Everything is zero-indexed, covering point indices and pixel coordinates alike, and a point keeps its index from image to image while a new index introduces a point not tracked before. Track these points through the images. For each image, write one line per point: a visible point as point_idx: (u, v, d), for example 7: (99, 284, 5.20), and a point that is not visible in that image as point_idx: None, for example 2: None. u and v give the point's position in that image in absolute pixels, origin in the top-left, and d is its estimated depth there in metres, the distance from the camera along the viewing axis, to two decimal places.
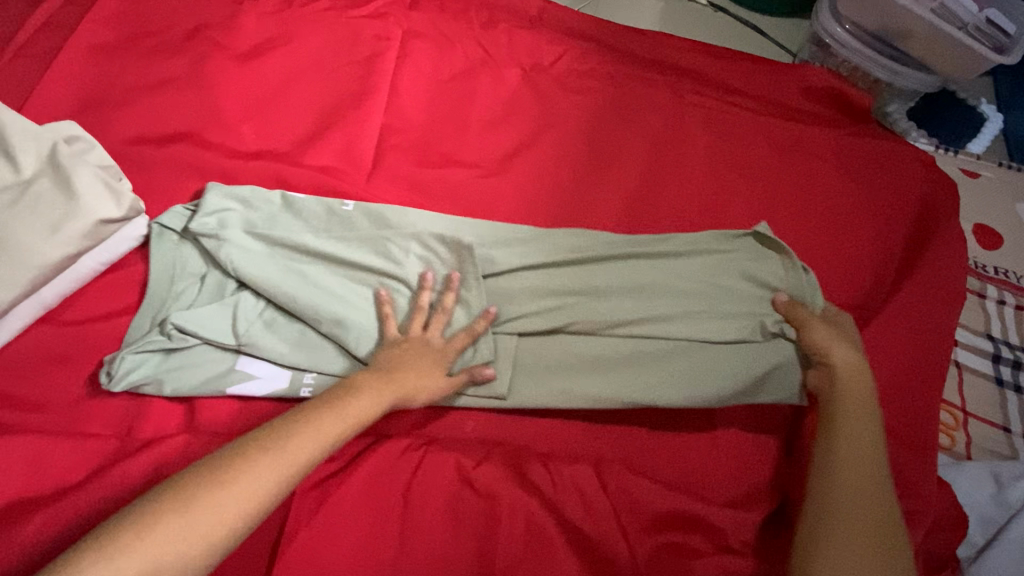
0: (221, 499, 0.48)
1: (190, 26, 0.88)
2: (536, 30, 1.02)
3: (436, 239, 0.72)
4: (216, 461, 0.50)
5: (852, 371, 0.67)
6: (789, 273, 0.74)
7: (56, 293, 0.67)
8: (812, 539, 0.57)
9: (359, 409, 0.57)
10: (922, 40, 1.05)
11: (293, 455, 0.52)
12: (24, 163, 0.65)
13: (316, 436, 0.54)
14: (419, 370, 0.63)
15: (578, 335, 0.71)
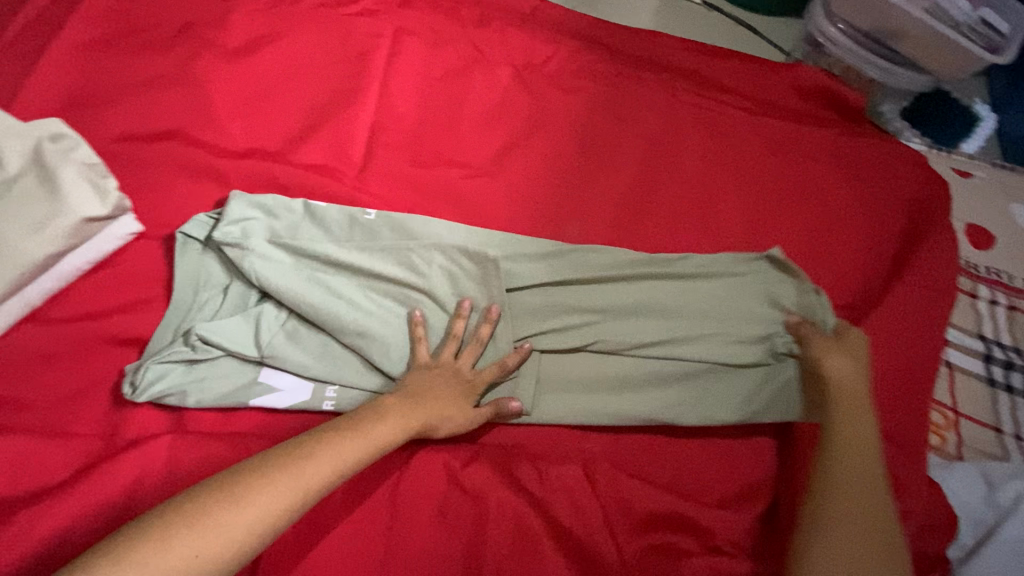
0: (241, 511, 0.48)
1: (179, 23, 0.88)
2: (529, 28, 1.02)
3: (465, 256, 0.73)
4: (237, 473, 0.50)
5: (850, 384, 0.68)
6: (801, 297, 0.77)
7: (41, 292, 0.66)
8: (803, 545, 0.59)
9: (384, 433, 0.58)
10: (915, 40, 1.05)
11: (315, 471, 0.52)
12: (9, 160, 0.65)
13: (341, 454, 0.54)
14: (445, 397, 0.64)
15: (594, 353, 0.73)
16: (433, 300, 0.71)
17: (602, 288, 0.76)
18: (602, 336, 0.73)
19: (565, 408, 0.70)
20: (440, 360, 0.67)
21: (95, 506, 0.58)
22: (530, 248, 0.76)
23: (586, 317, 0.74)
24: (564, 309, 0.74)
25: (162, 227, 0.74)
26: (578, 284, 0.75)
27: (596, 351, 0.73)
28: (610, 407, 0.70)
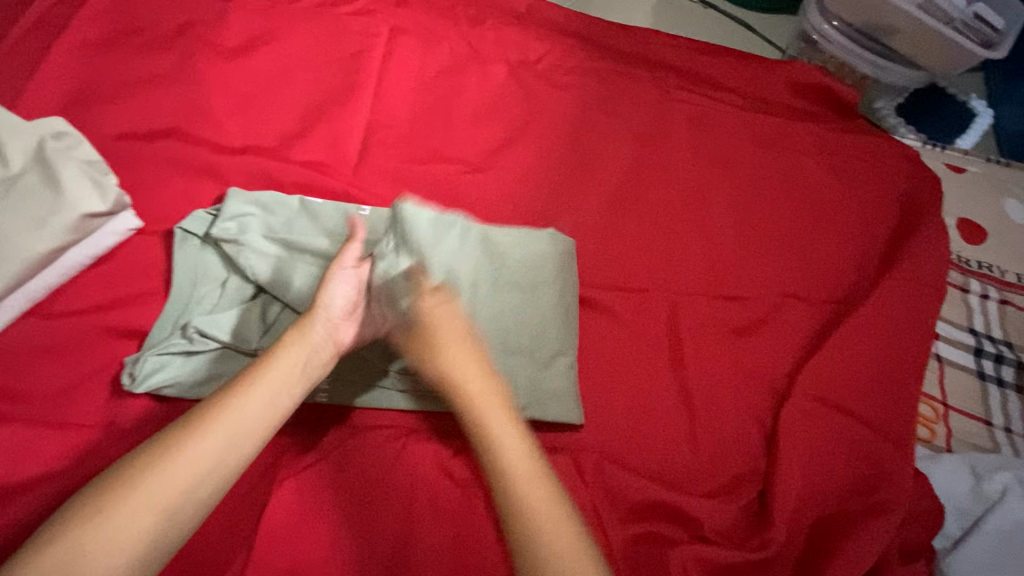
0: (148, 502, 0.42)
1: (179, 24, 0.89)
2: (523, 26, 1.03)
3: None
4: (131, 464, 0.43)
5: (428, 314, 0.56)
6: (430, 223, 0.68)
7: (43, 286, 0.68)
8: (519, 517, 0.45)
9: (285, 369, 0.50)
10: (909, 36, 1.05)
11: (217, 440, 0.45)
12: (13, 157, 0.67)
13: (241, 414, 0.46)
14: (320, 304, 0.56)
15: (558, 354, 0.73)
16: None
17: (569, 288, 0.77)
18: (568, 336, 0.74)
19: (546, 409, 0.69)
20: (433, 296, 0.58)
21: None
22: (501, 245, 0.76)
23: (555, 318, 0.75)
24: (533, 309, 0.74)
25: (161, 222, 0.76)
26: (541, 284, 0.76)
27: (562, 349, 0.73)
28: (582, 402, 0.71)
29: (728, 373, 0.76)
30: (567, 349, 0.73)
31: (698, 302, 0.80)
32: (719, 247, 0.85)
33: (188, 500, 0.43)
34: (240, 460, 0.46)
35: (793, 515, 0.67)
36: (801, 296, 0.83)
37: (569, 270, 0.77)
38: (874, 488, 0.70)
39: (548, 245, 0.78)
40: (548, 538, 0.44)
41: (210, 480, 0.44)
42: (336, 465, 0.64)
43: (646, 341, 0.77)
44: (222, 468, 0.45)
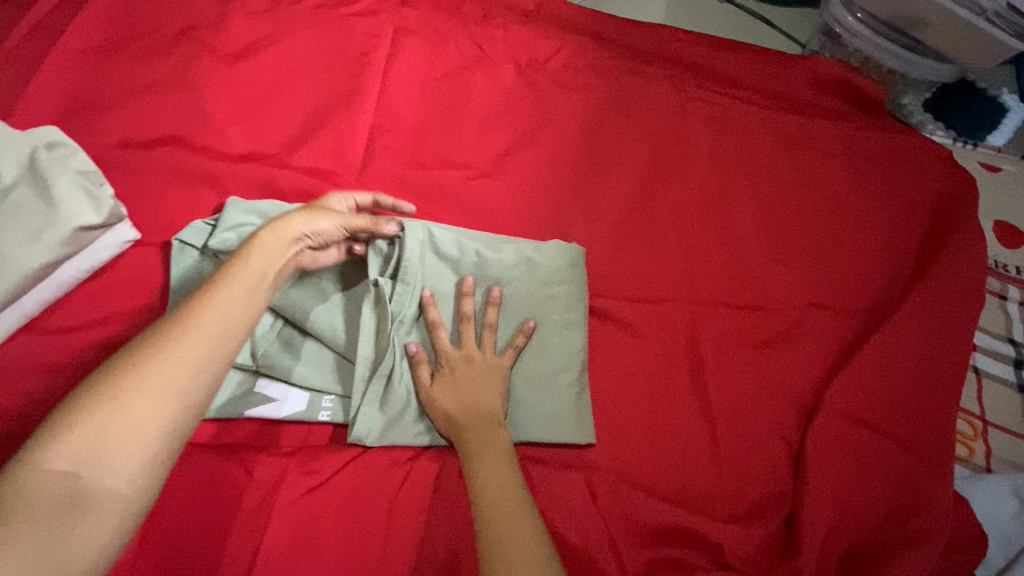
0: (149, 390, 0.41)
1: (179, 28, 0.87)
2: (532, 25, 0.99)
3: (453, 262, 0.71)
4: (122, 362, 0.42)
5: (461, 360, 0.64)
6: (434, 259, 0.70)
7: (38, 301, 0.66)
8: (495, 527, 0.51)
9: (258, 269, 0.51)
10: (938, 28, 0.99)
11: (204, 327, 0.44)
12: (4, 170, 0.64)
13: (223, 306, 0.46)
14: (293, 218, 0.58)
15: (564, 375, 0.69)
16: (391, 321, 0.65)
17: (577, 301, 0.72)
18: (575, 351, 0.70)
19: (553, 431, 0.66)
20: (462, 346, 0.65)
21: None
22: (495, 258, 0.72)
23: (562, 334, 0.70)
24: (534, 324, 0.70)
25: (160, 234, 0.74)
26: (542, 297, 0.71)
27: (567, 369, 0.69)
28: (591, 421, 0.67)
29: (752, 388, 0.72)
30: (573, 366, 0.69)
31: (720, 312, 0.76)
32: (742, 254, 0.81)
33: (189, 382, 0.42)
34: (229, 343, 0.45)
35: (824, 541, 0.63)
36: (827, 305, 0.78)
37: (574, 281, 0.73)
38: (910, 513, 0.66)
39: (555, 256, 0.74)
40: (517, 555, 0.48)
41: (208, 358, 0.44)
42: (340, 489, 0.61)
43: (666, 354, 0.73)
44: (213, 350, 0.44)
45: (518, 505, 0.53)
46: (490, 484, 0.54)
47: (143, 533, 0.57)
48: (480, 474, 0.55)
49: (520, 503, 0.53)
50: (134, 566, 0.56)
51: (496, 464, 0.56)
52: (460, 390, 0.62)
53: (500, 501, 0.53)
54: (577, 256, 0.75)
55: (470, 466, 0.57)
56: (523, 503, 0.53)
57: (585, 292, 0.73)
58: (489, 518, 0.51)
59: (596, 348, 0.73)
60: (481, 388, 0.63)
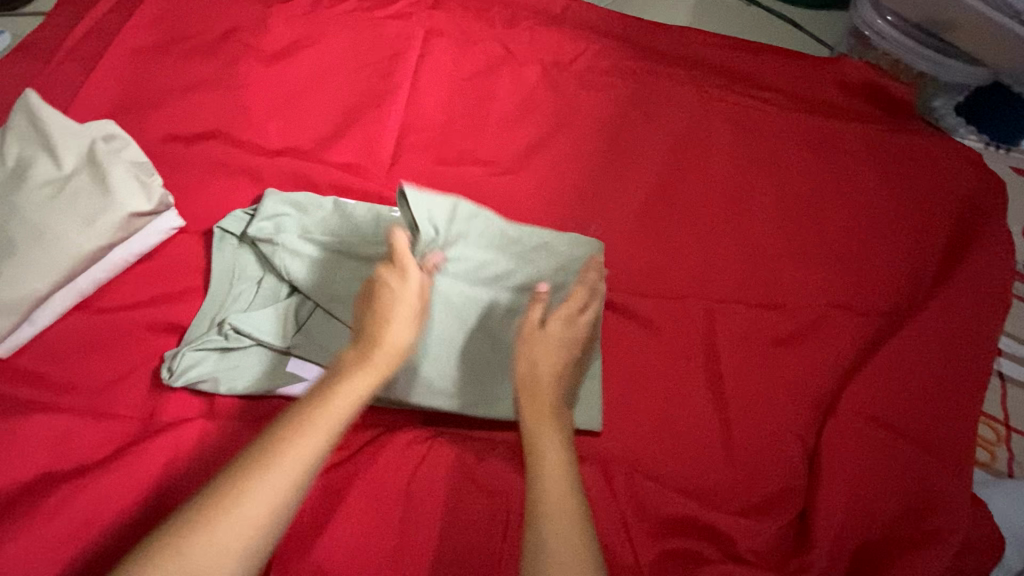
0: (221, 542, 0.41)
1: (223, 30, 0.92)
2: (558, 27, 1.01)
3: (481, 239, 0.74)
4: (200, 510, 0.42)
5: (565, 325, 0.62)
6: (474, 231, 0.73)
7: (91, 282, 0.71)
8: (552, 513, 0.47)
9: (348, 395, 0.49)
10: (969, 30, 0.98)
11: (282, 480, 0.44)
12: (66, 159, 0.70)
13: (304, 446, 0.45)
14: (391, 331, 0.53)
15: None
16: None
17: (597, 297, 0.73)
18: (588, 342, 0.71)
19: None
20: (572, 315, 0.63)
21: (127, 486, 0.60)
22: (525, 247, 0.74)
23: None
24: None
25: (201, 222, 0.78)
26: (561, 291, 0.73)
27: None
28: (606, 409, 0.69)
29: (768, 385, 0.72)
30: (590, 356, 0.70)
31: (740, 310, 0.77)
32: (762, 253, 0.81)
33: (262, 531, 0.42)
34: (302, 497, 0.45)
35: (838, 536, 0.64)
36: (849, 305, 0.78)
37: (594, 277, 0.74)
38: (926, 513, 0.66)
39: (575, 248, 0.75)
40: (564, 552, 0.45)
41: (278, 507, 0.43)
42: (361, 464, 0.64)
43: (683, 348, 0.74)
44: (290, 495, 0.44)
45: (576, 502, 0.49)
46: (555, 479, 0.49)
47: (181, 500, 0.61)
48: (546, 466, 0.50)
49: (582, 506, 0.49)
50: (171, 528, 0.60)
51: (562, 453, 0.52)
52: (553, 353, 0.59)
53: (558, 490, 0.49)
54: (590, 246, 0.76)
55: (533, 441, 0.53)
56: (583, 508, 0.49)
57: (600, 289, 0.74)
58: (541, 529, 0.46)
59: (614, 342, 0.74)
60: (564, 357, 0.59)
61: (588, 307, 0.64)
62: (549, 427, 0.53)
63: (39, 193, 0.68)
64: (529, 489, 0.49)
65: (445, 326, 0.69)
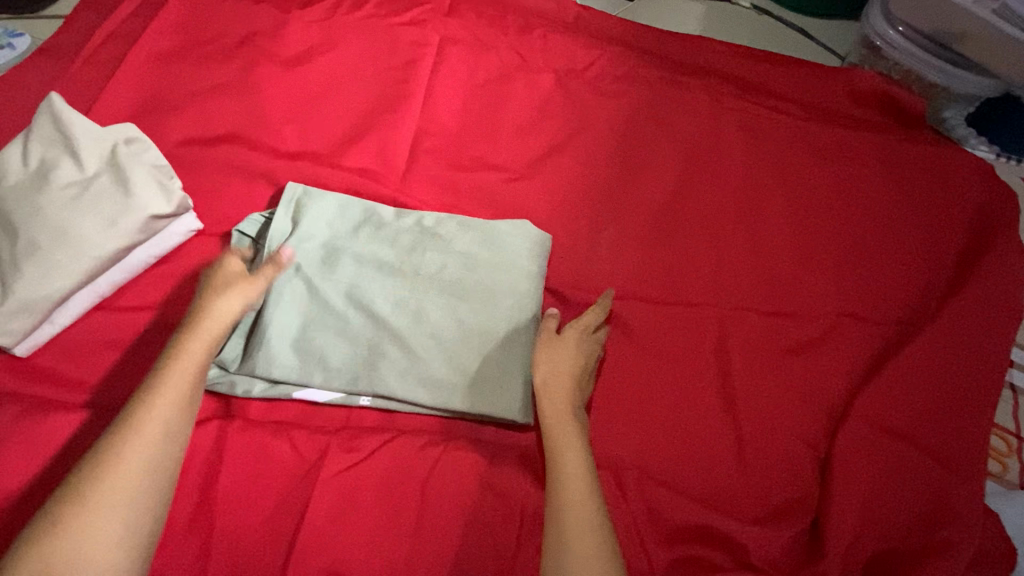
0: (134, 450, 0.52)
1: (241, 36, 0.93)
2: (571, 34, 1.02)
3: (382, 229, 0.76)
4: (84, 476, 0.50)
5: (577, 338, 0.70)
6: (369, 221, 0.76)
7: (110, 283, 0.72)
8: (569, 504, 0.56)
9: (200, 341, 0.60)
10: (981, 43, 0.98)
11: (155, 430, 0.53)
12: (88, 161, 0.71)
13: (177, 376, 0.57)
14: (216, 299, 0.63)
15: (437, 328, 0.70)
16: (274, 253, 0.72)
17: (479, 266, 0.74)
18: (489, 316, 0.71)
19: None
20: (583, 330, 0.71)
21: None
22: (393, 224, 0.77)
23: (436, 291, 0.72)
24: (434, 288, 0.73)
25: (218, 224, 0.79)
26: (428, 261, 0.74)
27: (440, 321, 0.71)
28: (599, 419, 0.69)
29: (779, 392, 0.73)
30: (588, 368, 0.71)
31: (751, 318, 0.77)
32: (774, 262, 0.82)
33: (160, 437, 0.54)
34: (187, 413, 0.57)
35: (850, 545, 0.64)
36: (860, 315, 0.79)
37: (517, 260, 0.75)
38: (939, 523, 0.66)
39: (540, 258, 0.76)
40: (579, 535, 0.54)
41: (167, 417, 0.55)
42: (377, 465, 0.65)
43: (694, 356, 0.74)
44: (175, 410, 0.55)
45: (590, 495, 0.57)
46: (570, 467, 0.59)
47: (199, 499, 0.62)
48: (564, 457, 0.59)
49: (594, 497, 0.57)
50: (190, 527, 0.60)
51: (578, 450, 0.60)
52: (565, 362, 0.68)
53: (573, 482, 0.57)
54: (532, 236, 0.77)
55: (554, 443, 0.61)
56: (596, 498, 0.57)
57: (541, 279, 0.75)
58: (560, 511, 0.55)
59: (626, 348, 0.75)
60: (576, 367, 0.68)
61: (598, 326, 0.73)
62: (564, 430, 0.62)
63: (62, 194, 0.69)
64: (550, 481, 0.58)
65: (308, 301, 0.71)
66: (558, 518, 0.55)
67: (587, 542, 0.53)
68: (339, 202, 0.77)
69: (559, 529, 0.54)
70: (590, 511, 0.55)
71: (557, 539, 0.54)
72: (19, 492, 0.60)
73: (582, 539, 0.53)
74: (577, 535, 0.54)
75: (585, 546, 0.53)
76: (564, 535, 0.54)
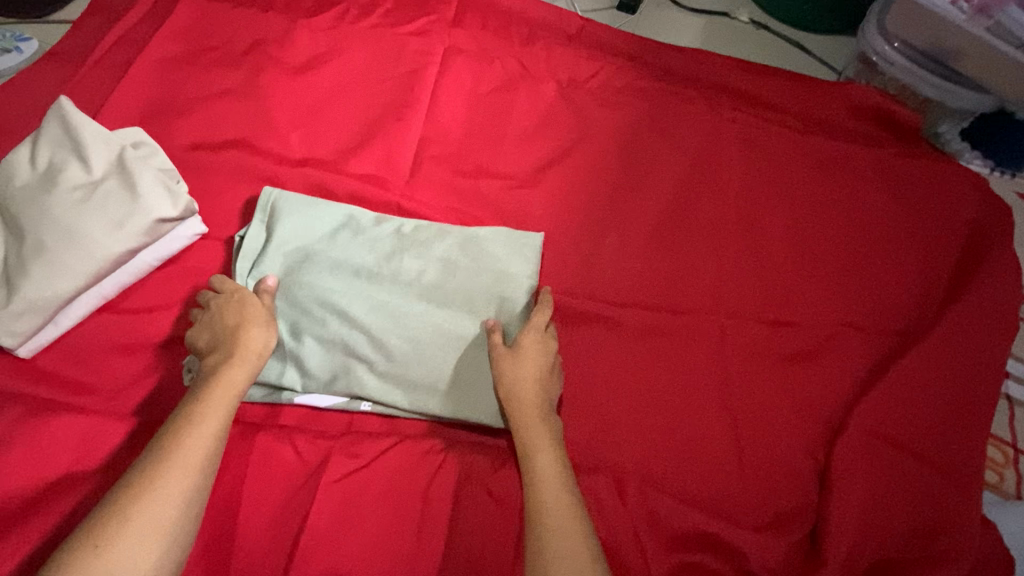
0: (176, 472, 0.51)
1: (248, 43, 0.95)
2: (574, 46, 1.04)
3: (359, 234, 0.76)
4: (124, 499, 0.49)
5: (532, 343, 0.68)
6: (346, 225, 0.76)
7: (115, 285, 0.72)
8: (547, 520, 0.55)
9: (240, 371, 0.60)
10: (974, 60, 1.00)
11: (197, 451, 0.53)
12: (96, 164, 0.72)
13: (219, 401, 0.57)
14: (249, 334, 0.64)
15: (415, 334, 0.70)
16: (255, 263, 0.72)
17: (459, 272, 0.74)
18: (468, 320, 0.71)
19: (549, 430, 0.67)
20: (531, 331, 0.69)
21: None
22: (372, 229, 0.76)
23: (416, 297, 0.72)
24: (411, 293, 0.72)
25: (223, 228, 0.79)
26: (405, 266, 0.74)
27: (417, 326, 0.70)
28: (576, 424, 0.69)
29: (778, 400, 0.73)
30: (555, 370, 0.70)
31: (750, 327, 0.78)
32: (772, 272, 0.83)
33: (203, 460, 0.53)
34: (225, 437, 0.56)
35: (850, 553, 0.64)
36: (857, 325, 0.79)
37: (495, 262, 0.74)
38: (936, 533, 0.67)
39: (519, 258, 0.75)
40: (556, 549, 0.53)
41: (209, 439, 0.54)
42: (381, 470, 0.65)
43: (695, 365, 0.75)
44: (217, 434, 0.55)
45: (569, 509, 0.56)
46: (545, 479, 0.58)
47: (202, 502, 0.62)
48: (535, 468, 0.59)
49: (571, 508, 0.56)
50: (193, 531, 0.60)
51: (551, 459, 0.60)
52: (519, 369, 0.66)
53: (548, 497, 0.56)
54: (508, 238, 0.76)
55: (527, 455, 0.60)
56: (573, 511, 0.56)
57: (535, 282, 0.74)
58: (536, 527, 0.55)
59: (627, 355, 0.75)
60: (529, 371, 0.66)
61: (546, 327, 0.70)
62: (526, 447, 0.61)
63: (69, 196, 0.70)
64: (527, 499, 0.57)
65: (283, 305, 0.70)
66: (533, 537, 0.54)
67: (568, 554, 0.52)
68: (313, 204, 0.77)
69: (540, 543, 0.53)
70: (572, 524, 0.55)
71: (535, 555, 0.53)
72: (22, 494, 0.59)
73: (561, 550, 0.53)
74: (556, 547, 0.53)
75: (563, 556, 0.52)
76: (541, 551, 0.53)
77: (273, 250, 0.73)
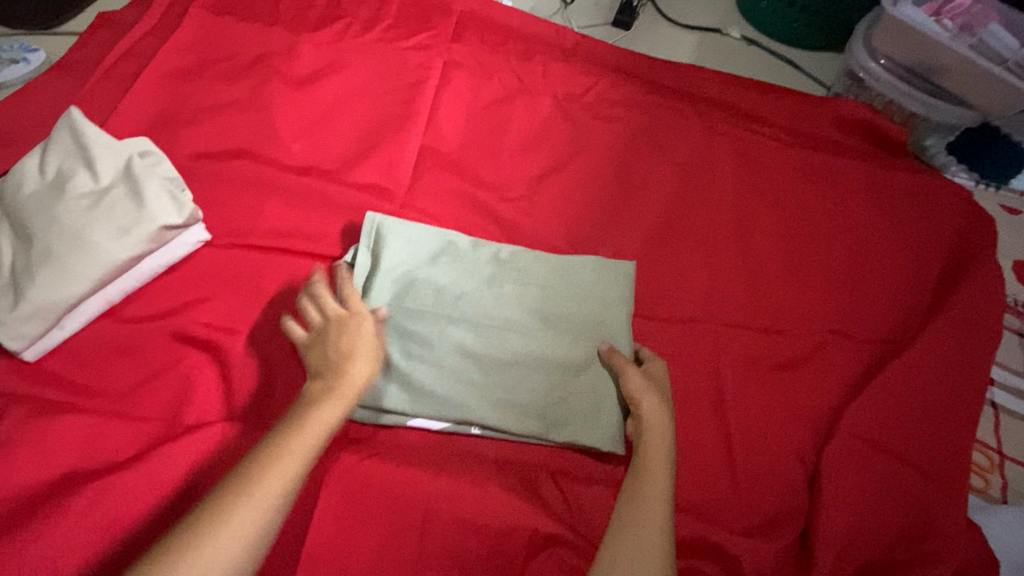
0: (243, 513, 0.47)
1: (253, 56, 0.97)
2: (570, 62, 1.07)
3: (459, 259, 0.77)
4: (189, 532, 0.46)
5: (657, 378, 0.71)
6: (445, 249, 0.77)
7: (120, 290, 0.73)
8: (637, 530, 0.55)
9: (331, 407, 0.56)
10: (956, 75, 1.04)
11: (268, 492, 0.49)
12: (104, 172, 0.74)
13: (303, 441, 0.53)
14: (354, 367, 0.60)
15: (522, 359, 0.71)
16: (367, 289, 0.72)
17: (559, 296, 0.76)
18: (572, 348, 0.72)
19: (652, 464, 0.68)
20: (650, 369, 0.71)
21: (151, 485, 0.62)
22: (470, 254, 0.77)
23: (522, 321, 0.73)
24: (517, 316, 0.73)
25: (226, 235, 0.81)
26: (507, 290, 0.75)
27: (524, 350, 0.71)
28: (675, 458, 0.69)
29: (769, 407, 0.75)
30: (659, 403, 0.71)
31: (743, 335, 0.80)
32: (764, 281, 0.85)
33: (272, 506, 0.49)
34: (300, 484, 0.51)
35: (839, 556, 0.66)
36: (849, 332, 0.82)
37: (597, 291, 0.77)
38: (922, 537, 0.68)
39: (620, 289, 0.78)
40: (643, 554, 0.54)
41: (284, 483, 0.50)
42: (379, 470, 0.66)
43: (689, 371, 0.77)
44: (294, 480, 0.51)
45: (662, 529, 0.56)
46: (650, 499, 0.58)
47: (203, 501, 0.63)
48: (643, 487, 0.59)
49: (664, 528, 0.56)
50: None
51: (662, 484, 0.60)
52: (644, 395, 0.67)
53: (647, 513, 0.57)
54: (602, 270, 0.79)
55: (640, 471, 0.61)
56: (665, 527, 0.57)
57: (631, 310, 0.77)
58: (619, 531, 0.56)
59: None
60: (655, 402, 0.67)
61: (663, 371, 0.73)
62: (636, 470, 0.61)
63: (77, 203, 0.71)
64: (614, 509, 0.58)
65: (392, 329, 0.71)
66: (608, 544, 0.55)
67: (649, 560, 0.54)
68: (414, 228, 0.77)
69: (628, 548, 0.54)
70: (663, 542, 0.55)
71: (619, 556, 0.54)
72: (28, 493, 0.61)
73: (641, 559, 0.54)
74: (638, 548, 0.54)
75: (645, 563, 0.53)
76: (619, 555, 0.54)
77: (380, 274, 0.73)
